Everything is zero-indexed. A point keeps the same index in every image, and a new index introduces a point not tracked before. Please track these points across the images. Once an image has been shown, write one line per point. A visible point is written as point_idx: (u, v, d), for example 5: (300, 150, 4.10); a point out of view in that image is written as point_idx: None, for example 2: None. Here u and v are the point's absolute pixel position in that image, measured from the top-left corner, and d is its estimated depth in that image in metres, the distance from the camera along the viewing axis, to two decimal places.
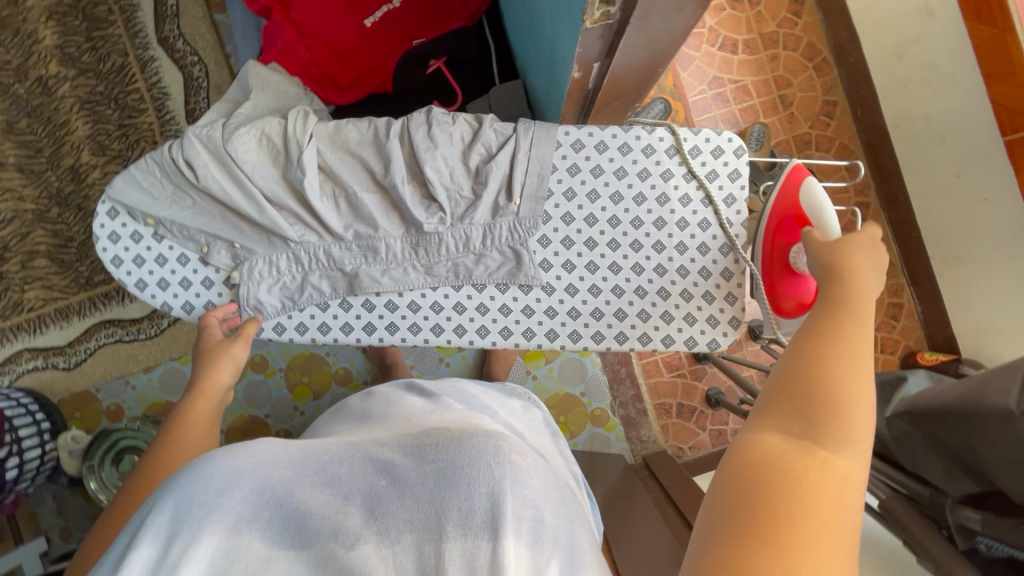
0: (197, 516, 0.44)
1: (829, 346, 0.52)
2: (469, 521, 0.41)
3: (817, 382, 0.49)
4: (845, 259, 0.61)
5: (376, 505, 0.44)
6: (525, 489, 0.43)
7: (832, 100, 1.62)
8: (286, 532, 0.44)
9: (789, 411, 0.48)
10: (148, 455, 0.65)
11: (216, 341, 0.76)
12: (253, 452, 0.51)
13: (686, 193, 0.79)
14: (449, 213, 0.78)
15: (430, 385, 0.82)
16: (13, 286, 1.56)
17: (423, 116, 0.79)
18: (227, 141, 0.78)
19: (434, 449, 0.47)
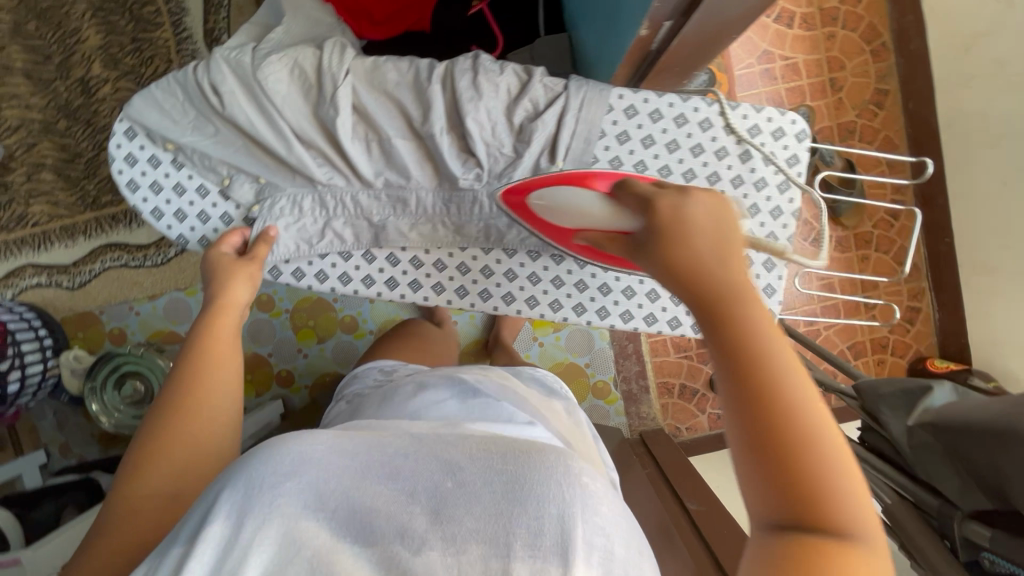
0: (266, 498, 0.46)
1: (765, 402, 0.41)
2: (537, 544, 0.45)
3: (786, 455, 0.40)
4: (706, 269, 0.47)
5: (440, 508, 0.47)
6: (595, 518, 0.47)
7: (885, 89, 1.54)
8: (350, 523, 0.47)
9: (773, 501, 0.40)
10: (172, 383, 0.67)
11: (229, 265, 0.74)
12: (318, 439, 0.53)
13: (739, 174, 0.74)
14: (487, 170, 0.74)
15: (483, 384, 0.81)
16: (18, 198, 1.52)
17: (469, 61, 0.73)
18: (257, 68, 0.72)
19: (501, 461, 0.51)
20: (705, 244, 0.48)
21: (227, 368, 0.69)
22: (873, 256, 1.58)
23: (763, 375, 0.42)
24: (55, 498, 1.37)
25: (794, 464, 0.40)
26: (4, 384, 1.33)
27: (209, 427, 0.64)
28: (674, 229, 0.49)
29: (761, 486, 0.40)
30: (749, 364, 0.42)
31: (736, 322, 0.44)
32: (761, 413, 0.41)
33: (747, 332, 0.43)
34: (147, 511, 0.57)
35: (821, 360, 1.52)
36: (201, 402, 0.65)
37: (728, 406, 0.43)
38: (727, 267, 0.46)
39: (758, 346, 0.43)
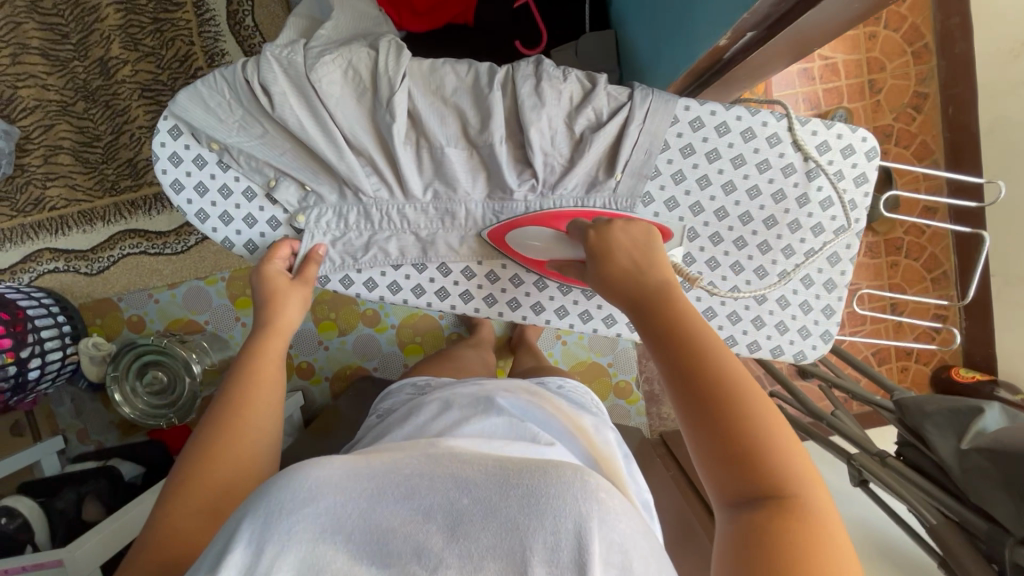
0: (283, 524, 0.42)
1: (698, 386, 0.53)
2: (556, 561, 0.39)
3: (723, 424, 0.51)
4: (637, 281, 0.61)
5: (456, 524, 0.42)
6: (613, 533, 0.41)
7: (924, 92, 1.50)
8: (370, 547, 0.42)
9: (729, 468, 0.50)
10: (217, 403, 0.65)
11: (282, 281, 0.72)
12: (334, 463, 0.49)
13: (805, 192, 0.73)
14: (542, 181, 0.72)
15: (508, 402, 0.79)
16: (35, 180, 1.47)
17: (531, 67, 0.71)
18: (310, 69, 0.69)
19: (517, 476, 0.45)
20: (641, 276, 0.61)
21: (272, 387, 0.67)
22: (902, 262, 1.57)
23: (701, 376, 0.53)
24: (78, 484, 1.31)
25: (734, 428, 0.50)
26: (24, 372, 1.31)
27: (252, 452, 0.62)
28: (618, 268, 0.62)
29: (714, 459, 0.50)
30: (680, 357, 0.54)
31: (664, 324, 0.57)
32: (704, 408, 0.52)
33: (675, 330, 0.56)
34: (183, 536, 0.54)
35: (849, 367, 1.48)
36: (245, 425, 0.63)
37: (676, 397, 0.54)
38: (654, 279, 0.61)
39: (685, 339, 0.55)
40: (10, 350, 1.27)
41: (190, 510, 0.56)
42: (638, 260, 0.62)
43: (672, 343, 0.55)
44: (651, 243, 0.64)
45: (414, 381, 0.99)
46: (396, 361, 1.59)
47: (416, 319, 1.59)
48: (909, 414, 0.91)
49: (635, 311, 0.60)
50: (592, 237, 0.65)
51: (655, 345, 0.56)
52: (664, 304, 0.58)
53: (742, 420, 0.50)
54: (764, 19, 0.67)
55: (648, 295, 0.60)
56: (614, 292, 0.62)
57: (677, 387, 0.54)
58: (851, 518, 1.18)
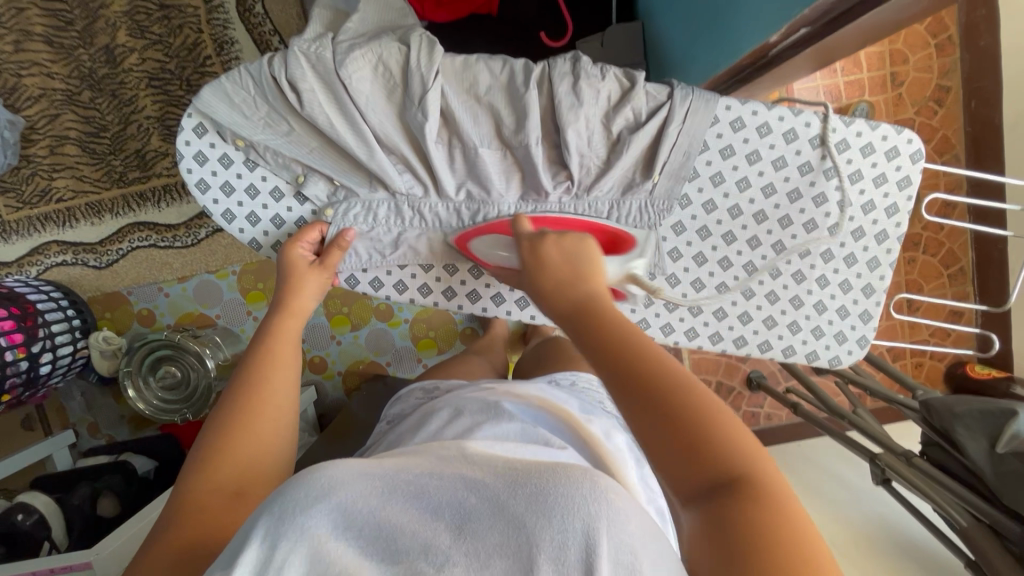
0: (296, 520, 0.39)
1: (637, 389, 0.46)
2: (562, 560, 0.36)
3: (674, 425, 0.45)
4: (573, 288, 0.56)
5: (463, 522, 0.39)
6: (622, 536, 0.37)
7: (946, 86, 1.48)
8: (378, 544, 0.39)
9: (688, 472, 0.44)
10: (235, 382, 0.62)
11: (299, 263, 0.70)
12: (346, 463, 0.45)
13: (847, 196, 0.71)
14: (577, 182, 0.70)
15: (514, 406, 0.73)
16: (41, 171, 1.44)
17: (568, 64, 0.68)
18: (339, 64, 0.66)
19: (526, 474, 0.42)
20: (574, 282, 0.57)
21: (288, 368, 0.65)
22: (920, 257, 1.56)
23: (641, 378, 0.47)
24: (92, 481, 1.29)
25: (683, 426, 0.44)
26: (36, 367, 1.30)
27: (275, 431, 0.60)
28: (550, 274, 0.58)
29: (674, 469, 0.44)
30: (615, 361, 0.48)
31: (597, 328, 0.51)
32: (649, 411, 0.45)
33: (607, 331, 0.51)
34: (207, 515, 0.51)
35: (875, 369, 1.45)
36: (264, 406, 0.60)
37: (621, 408, 0.47)
38: (586, 285, 0.56)
39: (617, 339, 0.50)
40: (22, 345, 1.25)
41: (213, 488, 0.54)
42: (572, 268, 0.58)
43: (605, 345, 0.50)
44: (586, 245, 0.60)
45: (422, 383, 0.94)
46: (409, 355, 1.58)
47: (430, 314, 1.58)
48: (938, 415, 0.91)
49: (567, 317, 0.54)
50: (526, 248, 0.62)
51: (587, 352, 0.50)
52: (594, 309, 0.54)
53: (692, 414, 0.45)
54: (822, 14, 0.66)
55: (577, 300, 0.55)
56: (546, 300, 0.57)
57: (615, 393, 0.47)
58: (872, 517, 1.18)
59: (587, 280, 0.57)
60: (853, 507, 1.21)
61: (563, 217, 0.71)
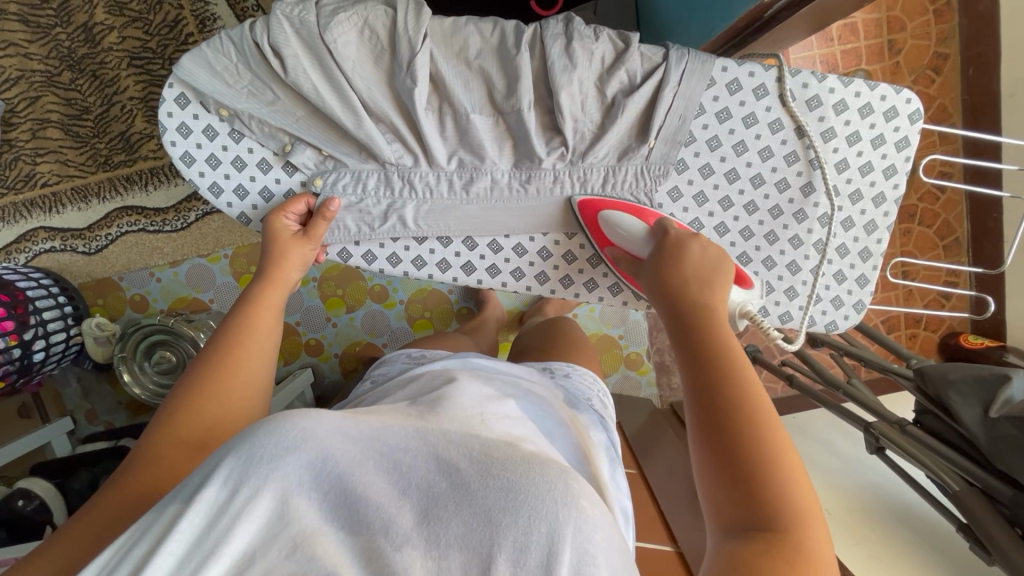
0: (261, 470, 0.42)
1: (727, 409, 0.49)
2: (520, 561, 0.38)
3: (744, 449, 0.47)
4: (695, 295, 0.58)
5: (429, 507, 0.41)
6: (586, 545, 0.39)
7: (944, 53, 1.46)
8: (340, 508, 0.42)
9: (738, 495, 0.46)
10: (211, 345, 0.62)
11: (284, 235, 0.69)
12: (326, 414, 0.47)
13: (845, 158, 0.70)
14: (571, 149, 0.69)
15: (498, 376, 0.72)
16: (24, 155, 1.41)
17: (560, 26, 0.66)
18: (324, 28, 0.65)
19: (500, 464, 0.43)
20: (703, 291, 0.59)
21: (264, 336, 0.64)
22: (916, 229, 1.56)
23: (730, 404, 0.49)
24: (91, 466, 1.29)
25: (749, 455, 0.47)
26: (29, 353, 1.29)
27: (247, 391, 0.60)
28: (678, 279, 0.60)
29: (723, 483, 0.47)
30: (718, 379, 0.51)
31: (705, 342, 0.54)
32: (722, 431, 0.49)
33: (723, 350, 0.53)
34: (163, 467, 0.53)
35: (870, 341, 1.47)
36: (235, 367, 0.60)
37: (701, 417, 0.50)
38: (716, 304, 0.58)
39: (730, 360, 0.52)
40: (14, 332, 1.24)
41: (175, 444, 0.54)
42: (692, 277, 0.60)
43: (705, 361, 0.52)
44: (722, 267, 0.61)
45: (411, 350, 0.94)
46: (406, 336, 1.57)
47: (426, 293, 1.56)
48: (930, 382, 0.91)
49: (676, 323, 0.57)
50: (668, 242, 0.63)
51: (688, 364, 0.54)
52: (716, 326, 0.56)
53: (763, 457, 0.47)
54: None
55: (698, 309, 0.57)
56: (664, 298, 0.60)
57: (700, 409, 0.51)
58: (868, 485, 1.19)
59: (717, 298, 0.58)
60: (848, 476, 1.22)
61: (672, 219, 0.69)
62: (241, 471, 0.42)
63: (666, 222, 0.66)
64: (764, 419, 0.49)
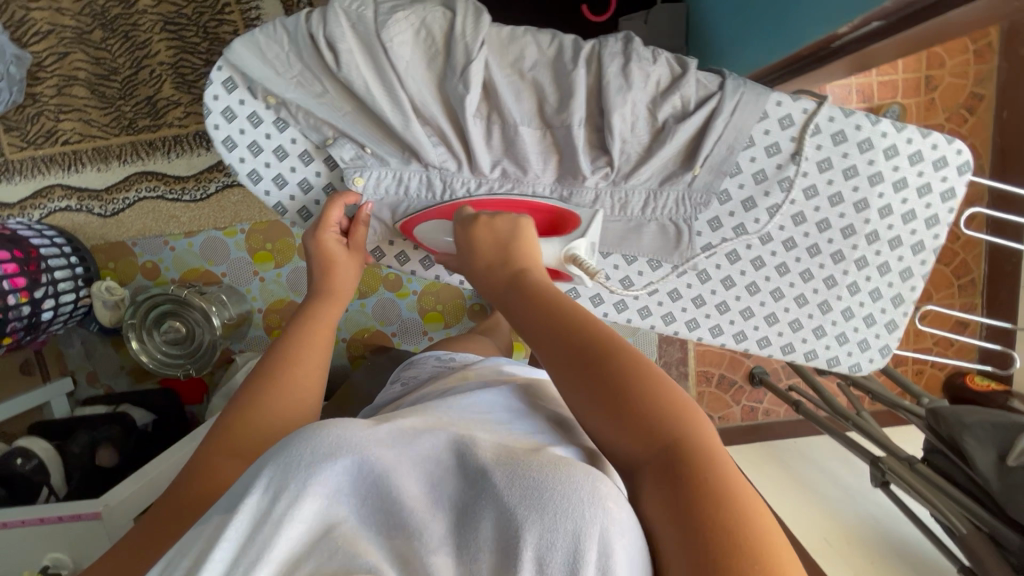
0: (302, 474, 0.41)
1: (576, 353, 0.49)
2: (547, 559, 0.37)
3: (610, 378, 0.47)
4: (520, 259, 0.60)
5: (464, 515, 0.41)
6: (612, 542, 0.38)
7: (980, 94, 1.44)
8: (378, 514, 0.41)
9: (630, 424, 0.45)
10: (268, 360, 0.61)
11: (333, 246, 0.69)
12: (359, 424, 0.46)
13: (889, 204, 0.70)
14: (616, 170, 0.68)
15: (528, 384, 0.70)
16: (47, 111, 1.40)
17: (620, 44, 0.66)
18: (381, 26, 0.63)
19: (527, 462, 0.42)
20: (508, 261, 0.60)
21: (322, 353, 0.63)
22: (933, 268, 1.55)
23: (575, 347, 0.49)
24: (90, 430, 1.28)
25: (613, 381, 0.47)
26: (38, 312, 1.28)
27: (300, 409, 0.58)
28: (485, 258, 0.62)
29: (615, 422, 0.46)
30: (552, 333, 0.51)
31: (530, 305, 0.55)
32: (585, 376, 0.48)
33: (547, 303, 0.54)
34: (204, 485, 0.51)
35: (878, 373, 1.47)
36: (297, 385, 0.59)
37: (561, 375, 0.49)
38: (534, 265, 0.59)
39: (554, 308, 0.53)
40: (25, 290, 1.23)
41: (228, 451, 0.54)
42: (518, 245, 0.61)
43: (540, 321, 0.53)
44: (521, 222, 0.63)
45: (439, 353, 0.95)
46: (415, 327, 1.58)
47: (438, 286, 1.56)
48: (946, 424, 0.91)
49: (504, 297, 0.58)
50: (460, 234, 0.64)
51: (524, 332, 0.54)
52: (536, 283, 0.57)
53: (624, 372, 0.47)
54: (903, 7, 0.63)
55: (512, 278, 0.58)
56: (487, 286, 0.61)
57: (557, 368, 0.50)
58: (863, 520, 1.20)
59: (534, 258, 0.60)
60: (845, 508, 1.23)
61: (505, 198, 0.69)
62: (281, 475, 0.42)
63: (464, 209, 0.67)
64: (604, 339, 0.50)
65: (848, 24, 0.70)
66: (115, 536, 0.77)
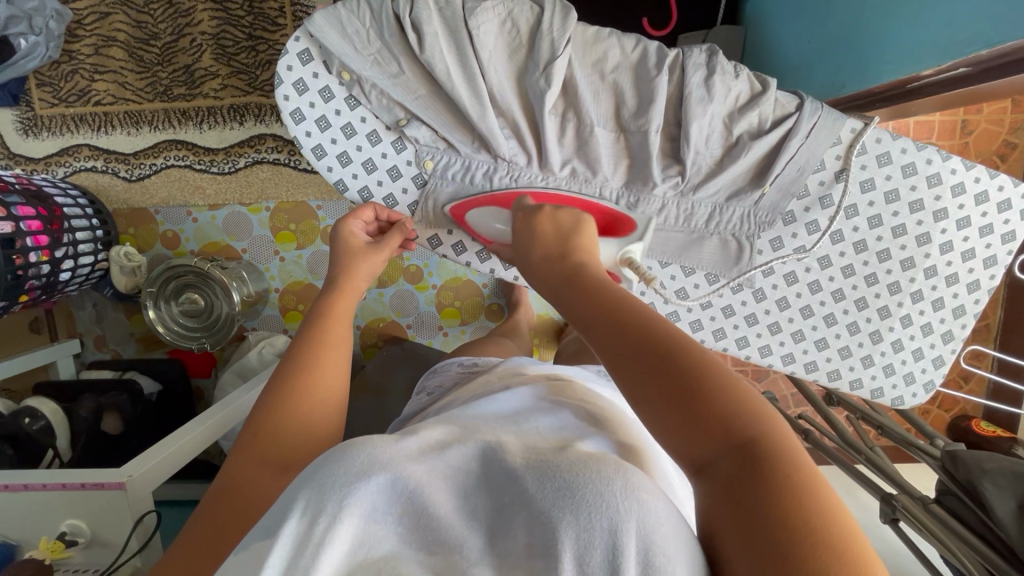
0: (336, 495, 0.38)
1: (640, 339, 0.42)
2: (586, 560, 0.34)
3: (679, 369, 0.40)
4: (580, 249, 0.54)
5: (498, 529, 0.38)
6: (652, 537, 0.35)
7: (1014, 142, 1.45)
8: (417, 530, 0.38)
9: (699, 425, 0.38)
10: (282, 369, 0.58)
11: (353, 239, 0.68)
12: (393, 443, 0.44)
13: (950, 241, 0.70)
14: (686, 180, 0.68)
15: (555, 385, 0.67)
16: (82, 70, 1.38)
17: (704, 56, 0.65)
18: (469, 14, 0.64)
19: (558, 466, 0.40)
20: (564, 251, 0.54)
21: (339, 352, 0.60)
22: None
23: (636, 332, 0.43)
24: (97, 396, 1.26)
25: (681, 372, 0.40)
26: (56, 273, 1.25)
27: (322, 414, 0.56)
28: (541, 246, 0.55)
29: (675, 419, 0.39)
30: (611, 318, 0.44)
31: (585, 292, 0.48)
32: (647, 365, 0.41)
33: (608, 290, 0.48)
34: (232, 497, 0.49)
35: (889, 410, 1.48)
36: (314, 394, 0.56)
37: (617, 361, 0.42)
38: (592, 261, 0.53)
39: (616, 296, 0.47)
40: (47, 249, 1.21)
41: (258, 462, 0.51)
42: (574, 236, 0.55)
43: (594, 304, 0.46)
44: (581, 221, 0.58)
45: (462, 360, 0.93)
46: (431, 322, 1.57)
47: (459, 283, 1.54)
48: (965, 469, 0.85)
49: (553, 289, 0.51)
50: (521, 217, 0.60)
51: (577, 319, 0.47)
52: (597, 275, 0.51)
53: (696, 365, 0.40)
54: (993, 57, 0.63)
55: (569, 269, 0.51)
56: (533, 276, 0.54)
57: (612, 356, 0.43)
58: None
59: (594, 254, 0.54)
60: None
61: (557, 192, 0.69)
62: (315, 494, 0.39)
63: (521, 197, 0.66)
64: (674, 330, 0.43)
65: (932, 68, 0.71)
66: (135, 510, 0.75)
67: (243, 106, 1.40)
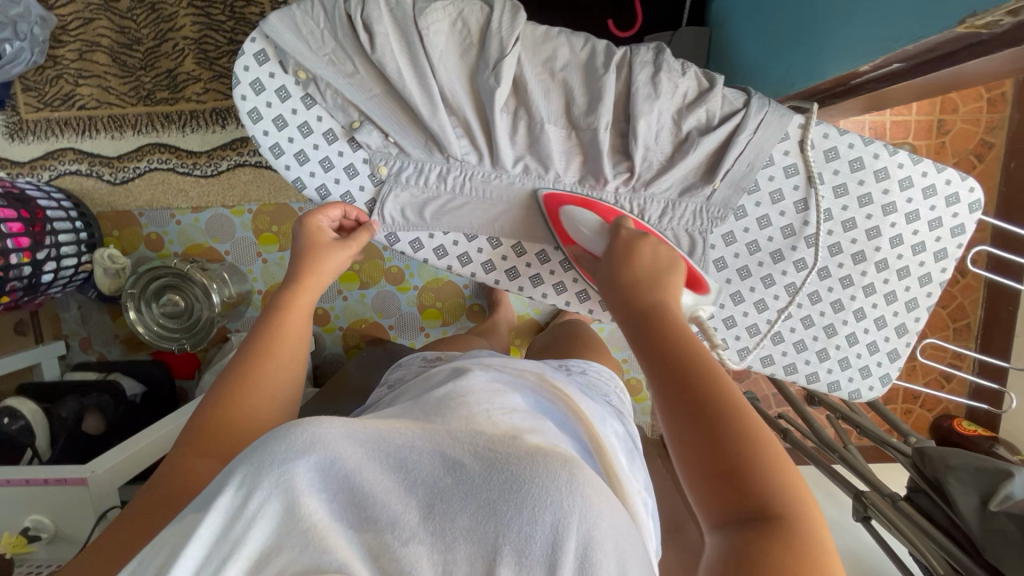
0: (274, 472, 0.38)
1: (701, 398, 0.44)
2: (525, 555, 0.35)
3: (726, 436, 0.42)
4: (659, 291, 0.55)
5: (436, 504, 0.38)
6: (592, 532, 0.37)
7: (990, 142, 1.46)
8: (352, 508, 0.38)
9: (728, 488, 0.41)
10: (236, 358, 0.59)
11: (316, 235, 0.68)
12: (338, 418, 0.43)
13: (899, 234, 0.71)
14: (637, 175, 0.69)
15: (514, 374, 0.68)
16: (66, 75, 1.40)
17: (651, 54, 0.67)
18: (418, 14, 0.66)
19: (507, 456, 0.41)
20: (649, 288, 0.55)
21: (296, 344, 0.61)
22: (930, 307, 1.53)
23: (693, 390, 0.45)
24: (80, 396, 1.27)
25: (729, 439, 0.42)
26: (38, 275, 1.26)
27: (270, 401, 0.56)
28: (629, 276, 0.57)
29: (705, 477, 0.42)
30: (679, 368, 0.46)
31: (659, 337, 0.50)
32: (700, 427, 0.43)
33: (685, 341, 0.49)
34: (177, 479, 0.50)
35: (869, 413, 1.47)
36: (265, 382, 0.57)
37: (673, 414, 0.45)
38: (671, 305, 0.54)
39: (694, 349, 0.48)
40: (28, 251, 1.21)
41: (204, 449, 0.52)
42: (652, 277, 0.56)
43: (665, 350, 0.48)
44: (673, 264, 0.59)
45: (426, 354, 0.93)
46: (413, 322, 1.58)
47: (440, 284, 1.55)
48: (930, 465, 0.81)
49: (629, 325, 0.52)
50: (619, 244, 0.61)
51: (647, 361, 0.48)
52: (675, 320, 0.52)
53: (743, 438, 0.42)
54: (922, 51, 0.65)
55: (644, 308, 0.53)
56: (616, 304, 0.55)
57: (670, 407, 0.45)
58: (841, 550, 1.21)
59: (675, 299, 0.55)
60: None
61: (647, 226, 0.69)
62: (254, 469, 0.39)
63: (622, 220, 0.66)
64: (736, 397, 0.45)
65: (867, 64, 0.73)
66: (100, 504, 0.77)
67: (225, 110, 1.41)
